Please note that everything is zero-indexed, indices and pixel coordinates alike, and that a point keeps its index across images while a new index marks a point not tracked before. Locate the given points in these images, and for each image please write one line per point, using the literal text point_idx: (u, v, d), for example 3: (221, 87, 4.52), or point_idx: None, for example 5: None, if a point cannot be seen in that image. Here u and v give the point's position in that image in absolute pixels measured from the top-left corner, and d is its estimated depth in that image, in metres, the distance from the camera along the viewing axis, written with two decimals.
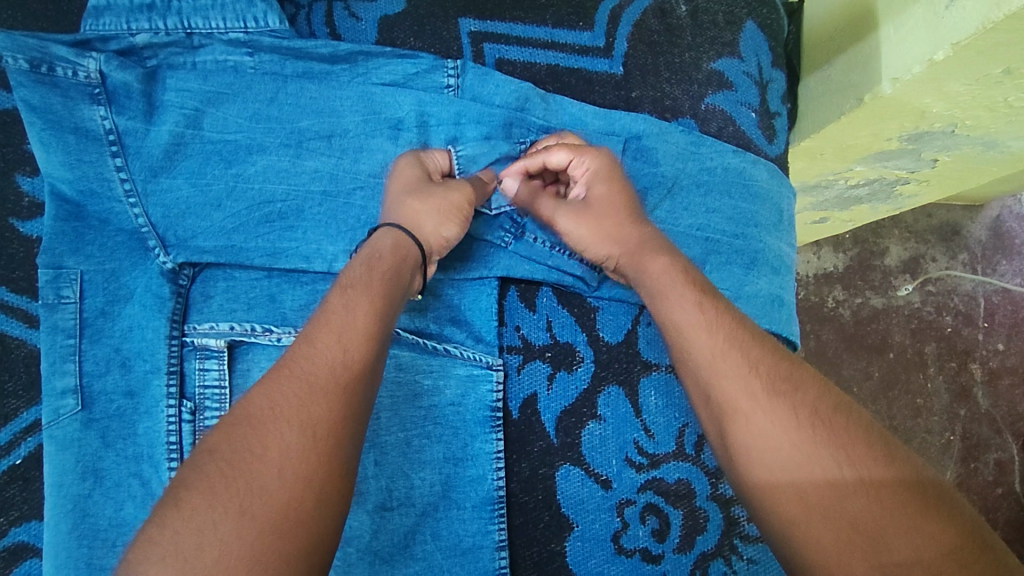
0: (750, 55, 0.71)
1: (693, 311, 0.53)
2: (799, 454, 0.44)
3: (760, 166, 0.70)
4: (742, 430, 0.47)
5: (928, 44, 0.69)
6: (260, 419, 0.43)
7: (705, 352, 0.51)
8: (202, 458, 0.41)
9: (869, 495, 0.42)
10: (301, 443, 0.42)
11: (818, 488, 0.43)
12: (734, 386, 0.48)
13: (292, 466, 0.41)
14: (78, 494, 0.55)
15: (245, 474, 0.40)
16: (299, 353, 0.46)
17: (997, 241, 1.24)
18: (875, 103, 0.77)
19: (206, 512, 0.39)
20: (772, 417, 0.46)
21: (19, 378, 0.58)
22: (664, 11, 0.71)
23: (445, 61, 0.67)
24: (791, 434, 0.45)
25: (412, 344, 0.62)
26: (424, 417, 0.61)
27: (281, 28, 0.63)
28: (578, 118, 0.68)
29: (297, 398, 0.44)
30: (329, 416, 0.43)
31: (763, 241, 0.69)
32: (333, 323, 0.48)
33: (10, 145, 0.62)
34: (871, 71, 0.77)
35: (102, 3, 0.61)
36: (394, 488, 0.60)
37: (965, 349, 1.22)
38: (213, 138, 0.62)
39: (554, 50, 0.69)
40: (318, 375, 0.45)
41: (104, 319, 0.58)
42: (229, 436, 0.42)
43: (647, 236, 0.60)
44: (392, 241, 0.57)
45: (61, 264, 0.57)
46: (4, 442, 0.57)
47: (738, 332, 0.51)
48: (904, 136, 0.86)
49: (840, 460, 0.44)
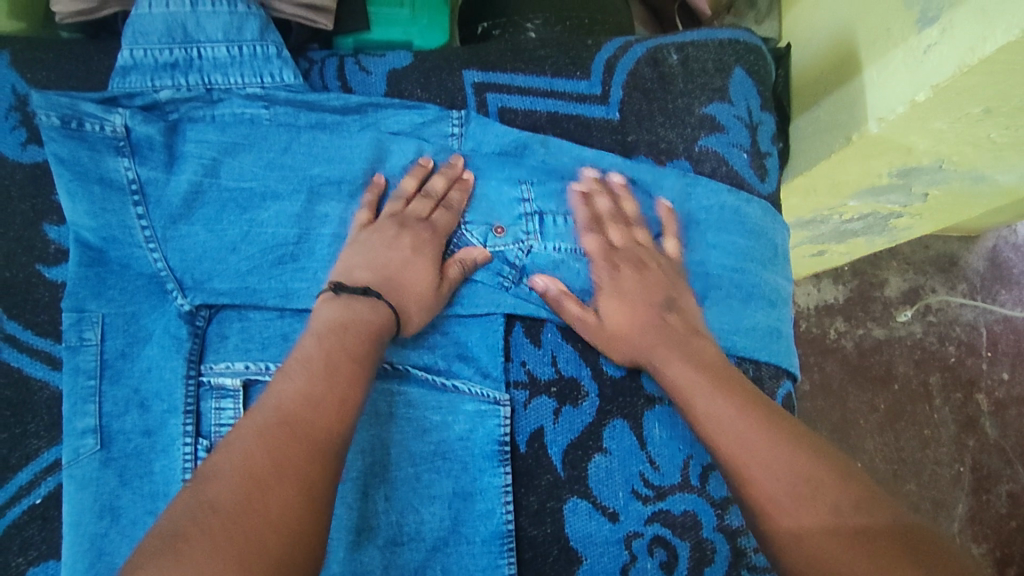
0: (739, 99, 0.75)
1: (698, 377, 0.59)
2: (784, 498, 0.49)
3: (753, 204, 0.73)
4: (737, 473, 0.52)
5: (909, 87, 0.73)
6: (262, 476, 0.45)
7: (705, 414, 0.56)
8: (204, 513, 0.43)
9: (848, 539, 0.46)
10: (300, 503, 0.45)
11: (801, 530, 0.47)
12: (730, 436, 0.54)
13: (290, 524, 0.44)
14: (95, 533, 0.56)
15: (247, 530, 0.42)
16: (298, 413, 0.49)
17: (995, 270, 1.26)
18: (863, 141, 0.81)
19: (208, 565, 0.40)
20: (764, 462, 0.51)
21: (42, 419, 0.60)
22: (656, 59, 0.74)
23: (450, 111, 0.70)
24: (778, 480, 0.50)
25: (423, 380, 0.64)
26: (433, 452, 0.63)
27: (295, 83, 0.67)
28: (579, 159, 0.71)
29: (301, 460, 0.46)
30: (325, 479, 0.47)
31: (760, 276, 0.72)
32: (326, 382, 0.52)
33: (39, 196, 0.65)
34: (858, 112, 0.82)
35: (129, 62, 0.64)
36: (404, 523, 0.61)
37: (970, 379, 1.23)
38: (230, 186, 0.65)
39: (553, 98, 0.72)
40: (319, 436, 0.48)
41: (124, 360, 0.60)
42: (228, 489, 0.44)
43: (651, 311, 0.65)
44: (381, 322, 0.59)
45: (84, 308, 0.60)
46: (25, 482, 0.58)
47: (738, 392, 0.57)
48: (893, 171, 0.89)
49: (822, 507, 0.48)
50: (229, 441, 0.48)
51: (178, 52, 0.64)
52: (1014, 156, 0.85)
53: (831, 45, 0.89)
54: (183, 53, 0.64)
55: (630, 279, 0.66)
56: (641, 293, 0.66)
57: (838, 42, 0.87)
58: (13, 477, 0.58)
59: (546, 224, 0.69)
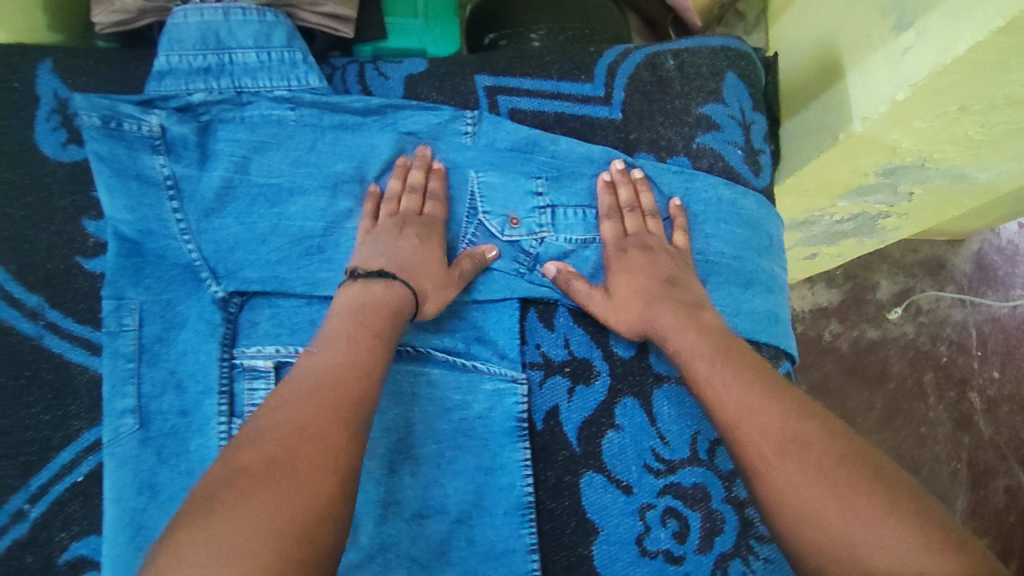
0: (733, 101, 0.79)
1: (698, 345, 0.63)
2: (780, 460, 0.53)
3: (748, 197, 0.77)
4: (737, 436, 0.56)
5: (890, 88, 0.79)
6: (291, 440, 0.48)
7: (706, 379, 0.61)
8: (234, 476, 0.46)
9: (838, 500, 0.49)
10: (325, 464, 0.48)
11: (793, 489, 0.51)
12: (731, 400, 0.58)
13: (318, 482, 0.47)
14: (134, 508, 0.60)
15: (278, 488, 0.45)
16: (322, 385, 0.53)
17: (981, 273, 1.33)
18: (849, 140, 0.86)
19: (243, 520, 0.43)
20: (762, 425, 0.55)
21: (82, 401, 0.64)
22: (654, 65, 0.79)
23: (464, 111, 0.74)
24: (774, 443, 0.54)
25: (443, 362, 0.68)
26: (455, 430, 0.66)
27: (320, 86, 0.71)
28: (586, 156, 0.74)
29: (325, 426, 0.50)
30: (348, 442, 0.50)
31: (756, 263, 0.76)
32: (347, 360, 0.55)
33: (78, 192, 0.69)
34: (843, 113, 0.87)
35: (165, 67, 0.67)
36: (429, 497, 0.64)
37: (963, 378, 1.27)
38: (259, 182, 0.69)
39: (560, 100, 0.76)
40: (340, 405, 0.52)
41: (161, 344, 0.64)
42: (258, 452, 0.48)
43: (664, 297, 0.68)
44: (398, 303, 0.63)
45: (123, 295, 0.64)
46: (67, 461, 0.62)
47: (738, 359, 0.61)
48: (879, 170, 0.95)
49: (816, 469, 0.51)
50: (259, 414, 0.51)
51: (211, 57, 0.68)
52: (991, 154, 0.90)
53: (816, 51, 0.95)
54: (215, 58, 0.68)
55: (635, 259, 0.70)
56: (652, 282, 0.69)
57: (824, 51, 0.94)
58: (56, 456, 0.62)
59: (555, 216, 0.73)
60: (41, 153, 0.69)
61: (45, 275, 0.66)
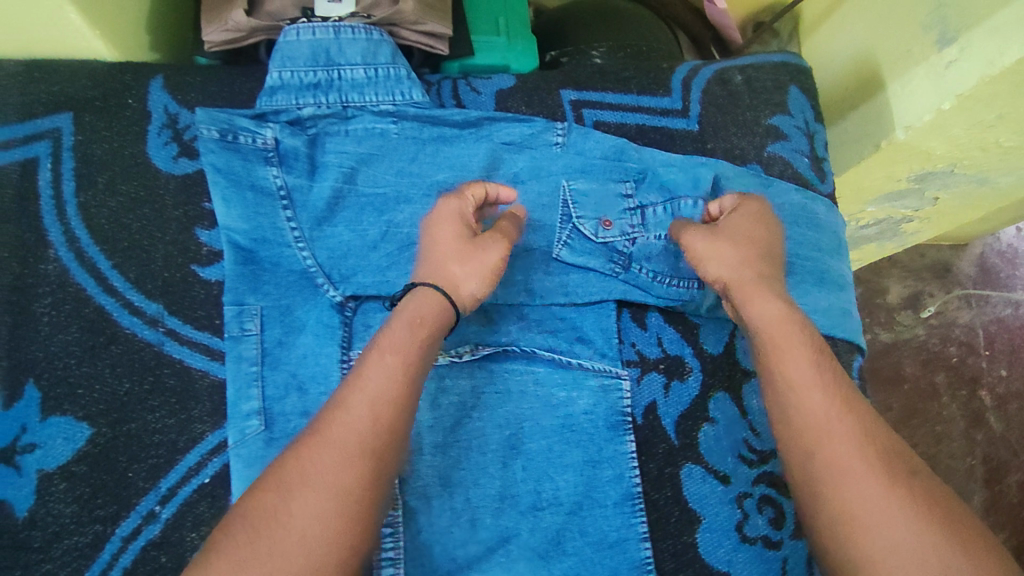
0: (797, 112, 0.84)
1: (779, 307, 0.63)
2: (823, 453, 0.54)
3: (818, 203, 0.82)
4: (787, 414, 0.58)
5: (933, 97, 0.86)
6: (292, 485, 0.51)
7: (786, 337, 0.61)
8: (237, 521, 0.50)
9: (863, 506, 0.51)
10: (323, 512, 0.50)
11: (827, 482, 0.53)
12: (798, 374, 0.58)
13: (313, 531, 0.49)
14: None
15: (272, 538, 0.49)
16: (333, 419, 0.54)
17: (985, 275, 1.39)
18: (891, 147, 0.94)
19: (242, 569, 0.47)
20: (817, 416, 0.56)
21: (204, 405, 0.66)
22: (724, 79, 0.84)
23: (555, 123, 0.77)
24: (822, 437, 0.55)
25: (548, 360, 0.71)
26: (562, 425, 0.69)
27: (423, 100, 0.74)
28: (669, 164, 0.78)
29: (328, 469, 0.51)
30: (351, 485, 0.51)
31: (827, 263, 0.80)
32: (366, 388, 0.55)
33: (191, 203, 0.71)
34: (886, 122, 0.94)
35: (277, 83, 0.70)
36: (542, 490, 0.67)
37: (973, 376, 1.32)
38: (366, 192, 0.72)
39: (640, 113, 0.81)
40: (347, 443, 0.52)
41: (282, 348, 0.67)
42: (265, 495, 0.51)
43: (757, 279, 0.65)
44: (433, 305, 0.62)
45: (244, 301, 0.67)
46: (194, 463, 0.64)
47: (811, 333, 0.61)
48: (909, 176, 1.02)
49: (851, 474, 0.53)
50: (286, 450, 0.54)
51: (321, 73, 0.71)
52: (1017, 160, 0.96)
53: (852, 65, 1.02)
54: (324, 74, 0.71)
55: (738, 219, 0.70)
56: (742, 262, 0.67)
57: (861, 65, 1.00)
58: (183, 458, 0.64)
59: (645, 219, 0.77)
60: (154, 166, 0.71)
61: (163, 284, 0.69)
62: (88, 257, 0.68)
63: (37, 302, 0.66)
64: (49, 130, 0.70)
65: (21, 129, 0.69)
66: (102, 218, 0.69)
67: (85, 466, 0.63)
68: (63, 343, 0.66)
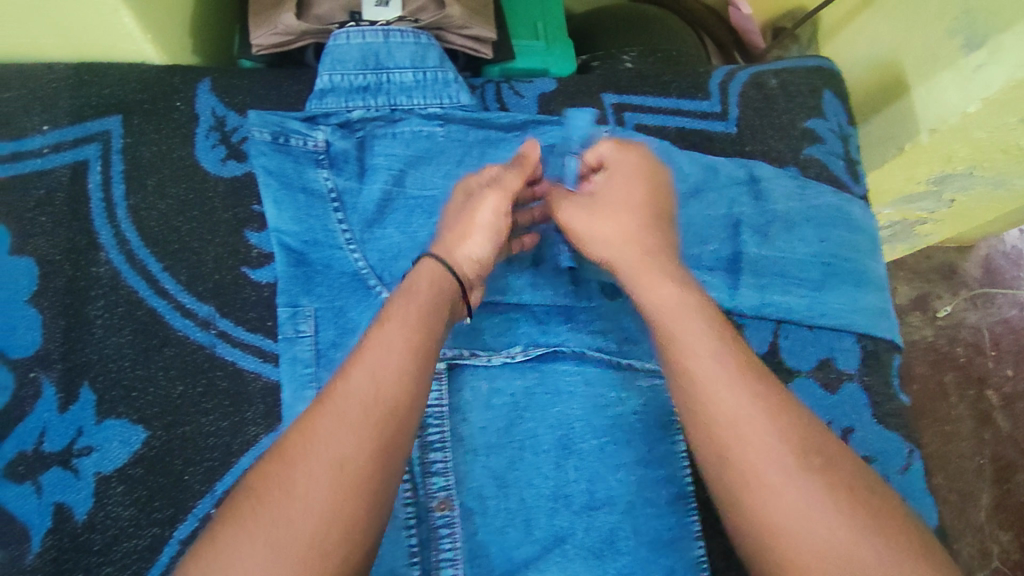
0: (832, 116, 0.85)
1: (660, 285, 0.60)
2: (745, 441, 0.50)
3: (855, 205, 0.83)
4: (710, 400, 0.53)
5: (959, 100, 0.88)
6: (292, 456, 0.49)
7: (673, 316, 0.58)
8: (242, 496, 0.48)
9: (795, 494, 0.48)
10: (324, 481, 0.47)
11: (747, 471, 0.50)
12: (701, 361, 0.54)
13: (315, 502, 0.47)
14: None
15: (273, 510, 0.46)
16: (335, 390, 0.52)
17: (990, 276, 1.37)
18: (915, 149, 0.97)
19: (243, 544, 0.45)
20: (732, 403, 0.52)
21: (258, 407, 0.66)
22: (760, 83, 0.85)
23: (599, 126, 0.78)
24: (743, 424, 0.51)
25: (598, 360, 0.72)
26: (613, 425, 0.70)
27: (470, 104, 0.74)
28: (710, 167, 0.79)
29: (329, 437, 0.49)
30: (354, 453, 0.49)
31: (864, 264, 0.81)
32: (369, 357, 0.53)
33: (240, 206, 0.71)
34: (911, 124, 0.97)
35: (327, 86, 0.71)
36: (595, 490, 0.67)
37: (980, 376, 1.30)
38: (414, 194, 0.72)
39: (680, 116, 0.82)
40: (348, 411, 0.50)
41: (336, 349, 0.66)
42: (267, 470, 0.49)
43: (643, 256, 0.63)
44: (430, 276, 0.61)
45: (298, 303, 0.67)
46: (246, 466, 0.63)
47: (688, 306, 0.58)
48: (929, 178, 1.04)
49: (773, 461, 0.49)
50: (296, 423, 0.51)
51: (370, 77, 0.71)
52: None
53: (874, 69, 1.05)
54: (374, 77, 0.72)
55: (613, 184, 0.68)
56: (629, 242, 0.64)
57: (884, 68, 1.02)
58: (237, 461, 0.64)
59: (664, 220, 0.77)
60: (203, 169, 0.71)
61: (215, 286, 0.68)
62: (138, 259, 0.68)
63: (90, 305, 0.66)
64: (99, 133, 0.70)
65: (71, 132, 0.69)
66: (152, 221, 0.69)
67: (141, 468, 0.62)
68: (116, 346, 0.66)
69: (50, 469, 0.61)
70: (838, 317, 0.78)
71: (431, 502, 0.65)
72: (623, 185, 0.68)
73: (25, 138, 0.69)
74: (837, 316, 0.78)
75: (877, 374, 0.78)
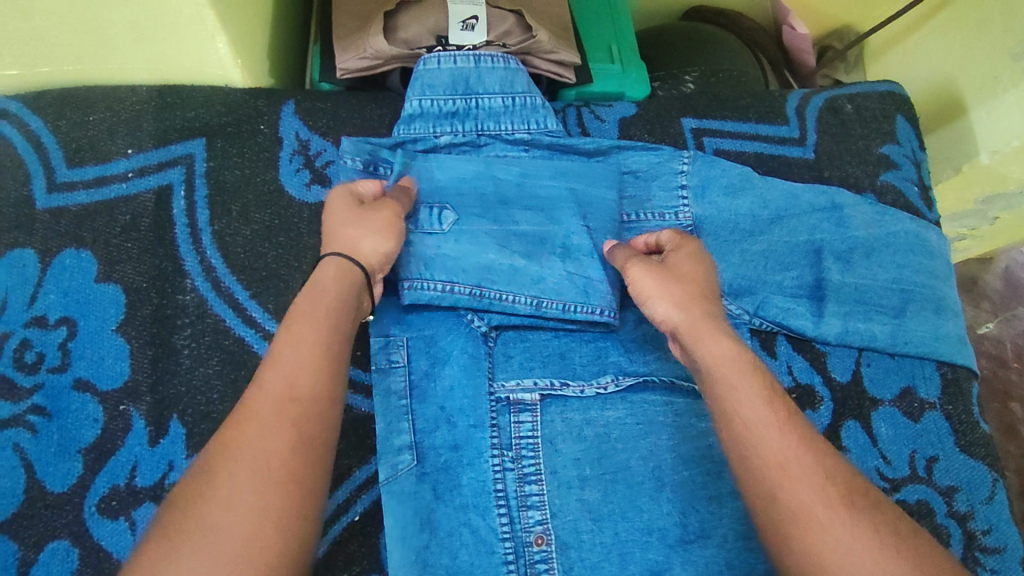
0: (905, 141, 0.85)
1: (723, 341, 0.57)
2: (799, 479, 0.48)
3: (931, 230, 0.81)
4: (753, 441, 0.51)
5: None
6: (211, 463, 0.44)
7: (733, 369, 0.55)
8: (161, 512, 0.43)
9: (846, 525, 0.46)
10: (251, 481, 0.43)
11: (805, 508, 0.47)
12: (748, 400, 0.52)
13: (243, 501, 0.42)
14: (419, 545, 0.62)
15: (197, 518, 0.42)
16: (250, 394, 0.47)
17: (1012, 288, 1.25)
18: (973, 171, 0.98)
19: (168, 556, 0.40)
20: (784, 444, 0.50)
21: (349, 439, 0.67)
22: (835, 108, 0.85)
23: (681, 152, 0.78)
24: (794, 462, 0.49)
25: (687, 390, 0.71)
26: (704, 456, 0.67)
27: (557, 129, 0.74)
28: (791, 193, 0.78)
29: (249, 437, 0.45)
30: (280, 448, 0.45)
31: (943, 291, 0.79)
32: (279, 358, 0.49)
33: None
34: (968, 147, 0.97)
35: (415, 111, 0.71)
36: (688, 522, 0.65)
37: (1004, 389, 1.19)
38: (490, 216, 0.70)
39: (758, 140, 0.82)
40: (268, 411, 0.46)
41: (428, 379, 0.68)
42: (186, 483, 0.44)
43: (706, 316, 0.59)
44: (335, 270, 0.56)
45: (389, 333, 0.69)
46: (343, 500, 0.64)
47: (752, 361, 0.56)
48: (977, 197, 1.03)
49: (828, 494, 0.48)
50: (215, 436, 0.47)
51: (458, 102, 0.71)
52: None
53: (929, 89, 1.04)
54: (462, 103, 0.72)
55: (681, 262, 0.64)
56: (693, 301, 0.60)
57: (938, 87, 1.02)
58: (332, 495, 0.65)
59: (509, 232, 0.70)
60: (288, 194, 0.70)
61: None
62: (224, 287, 0.66)
63: (176, 334, 0.64)
64: (182, 157, 0.69)
65: (155, 156, 0.69)
66: (238, 246, 0.68)
67: None
68: (204, 377, 0.63)
69: (144, 504, 0.59)
70: (921, 346, 0.77)
71: (528, 537, 0.63)
72: (690, 264, 0.64)
73: (110, 161, 0.68)
74: (920, 344, 0.77)
75: (958, 403, 0.77)
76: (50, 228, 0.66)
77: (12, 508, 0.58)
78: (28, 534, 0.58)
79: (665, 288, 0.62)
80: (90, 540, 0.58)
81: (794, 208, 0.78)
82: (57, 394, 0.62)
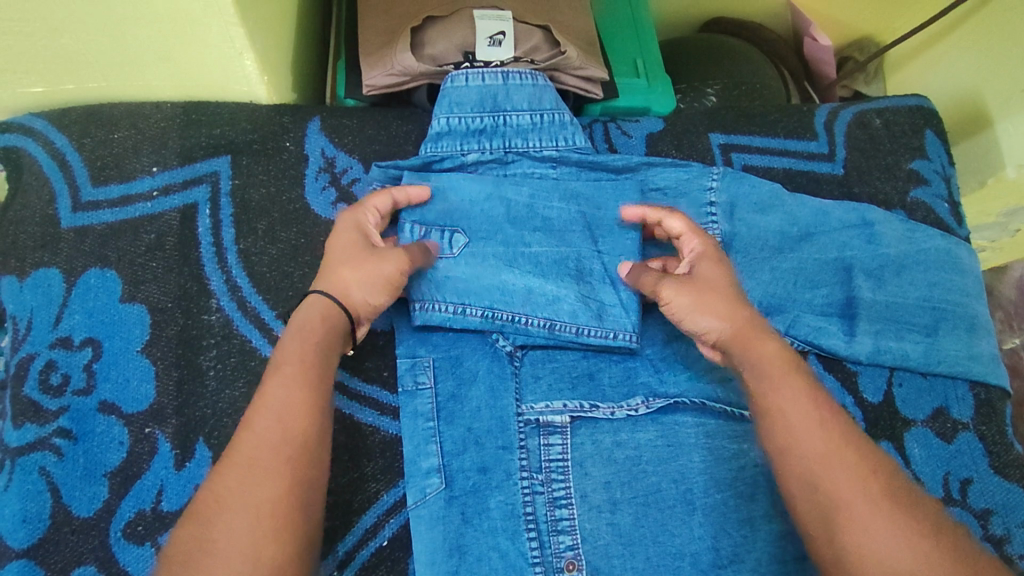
0: (935, 157, 0.84)
1: (771, 340, 0.58)
2: (841, 474, 0.49)
3: (961, 247, 0.79)
4: (796, 437, 0.52)
5: None
6: (208, 512, 0.46)
7: (780, 367, 0.55)
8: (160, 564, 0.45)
9: (888, 515, 0.48)
10: (248, 529, 0.45)
11: (849, 500, 0.48)
12: (794, 395, 0.53)
13: (240, 549, 0.44)
14: (448, 571, 0.61)
15: (197, 568, 0.43)
16: (241, 441, 0.49)
17: None
18: (997, 185, 0.95)
19: None
20: (828, 437, 0.51)
21: (377, 462, 0.66)
22: (864, 123, 0.84)
23: (710, 168, 0.76)
24: (835, 458, 0.50)
25: (718, 412, 0.69)
26: (734, 478, 0.65)
27: (586, 146, 0.73)
28: (820, 211, 0.77)
29: (244, 485, 0.46)
30: (274, 493, 0.46)
31: (976, 309, 0.78)
32: (269, 404, 0.50)
33: None
34: (992, 159, 0.95)
35: (443, 129, 0.70)
36: (721, 546, 0.63)
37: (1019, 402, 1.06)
38: (514, 234, 0.70)
39: (787, 156, 0.82)
40: (261, 458, 0.47)
41: (455, 401, 0.66)
42: (185, 532, 0.46)
43: (749, 326, 0.58)
44: (322, 309, 0.56)
45: (416, 354, 0.67)
46: (371, 525, 0.63)
47: (796, 361, 0.57)
48: (1000, 210, 1.00)
49: (870, 487, 0.49)
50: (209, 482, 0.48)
51: (486, 119, 0.71)
52: None
53: (953, 101, 1.02)
54: (490, 120, 0.71)
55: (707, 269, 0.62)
56: (736, 304, 0.60)
57: (961, 99, 1.00)
58: (360, 519, 0.63)
59: (519, 253, 0.69)
60: (313, 213, 0.69)
61: None
62: (250, 307, 0.66)
63: (202, 356, 0.63)
64: (207, 175, 0.68)
65: (180, 174, 0.68)
66: (263, 266, 0.67)
67: None
68: (230, 400, 0.62)
69: (169, 530, 0.58)
70: (954, 365, 0.75)
71: (559, 562, 0.62)
72: (717, 270, 0.62)
73: (135, 179, 0.67)
74: (953, 363, 0.75)
75: (992, 423, 0.76)
76: (76, 247, 0.65)
77: (37, 534, 0.57)
78: (55, 560, 0.57)
79: (695, 303, 0.60)
80: (116, 566, 0.57)
81: (822, 224, 0.76)
82: (82, 417, 0.61)
